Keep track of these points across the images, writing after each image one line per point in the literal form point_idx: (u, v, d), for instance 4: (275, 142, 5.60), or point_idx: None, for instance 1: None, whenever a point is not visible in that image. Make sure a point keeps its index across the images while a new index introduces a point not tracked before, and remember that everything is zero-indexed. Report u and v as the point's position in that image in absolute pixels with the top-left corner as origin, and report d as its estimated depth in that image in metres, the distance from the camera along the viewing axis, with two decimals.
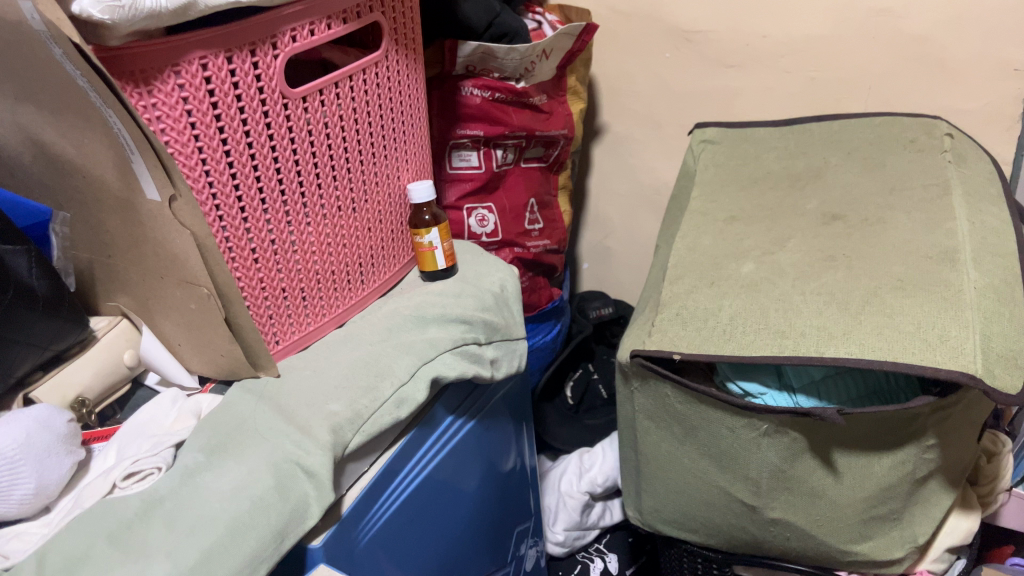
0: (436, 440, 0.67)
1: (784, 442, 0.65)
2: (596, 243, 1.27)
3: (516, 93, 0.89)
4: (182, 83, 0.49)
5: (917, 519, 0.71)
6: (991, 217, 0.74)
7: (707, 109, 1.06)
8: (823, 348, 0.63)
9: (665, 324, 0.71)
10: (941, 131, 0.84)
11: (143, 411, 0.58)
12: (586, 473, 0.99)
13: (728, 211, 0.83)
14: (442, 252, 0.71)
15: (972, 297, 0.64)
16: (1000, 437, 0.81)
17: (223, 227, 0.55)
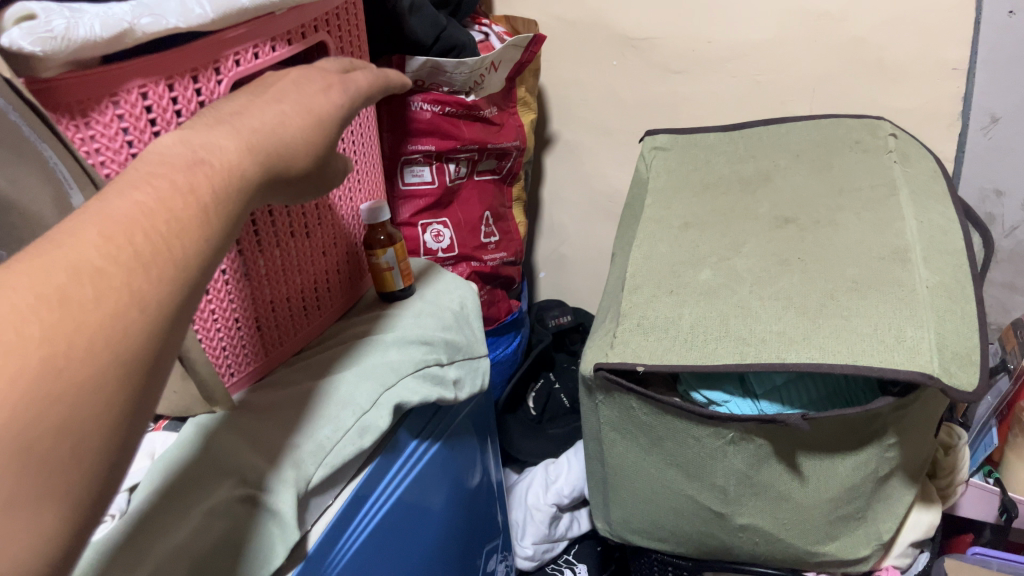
0: (401, 466, 0.66)
1: (750, 449, 0.65)
2: (551, 252, 1.27)
3: (466, 106, 0.88)
4: (121, 113, 0.47)
5: (881, 516, 0.72)
6: (938, 215, 0.75)
7: (656, 115, 1.07)
8: (784, 354, 0.63)
9: (627, 334, 0.71)
10: (884, 132, 0.86)
11: None
12: (552, 484, 0.99)
13: (682, 217, 0.83)
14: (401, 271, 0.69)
15: (924, 296, 0.65)
16: (956, 429, 0.83)
17: None
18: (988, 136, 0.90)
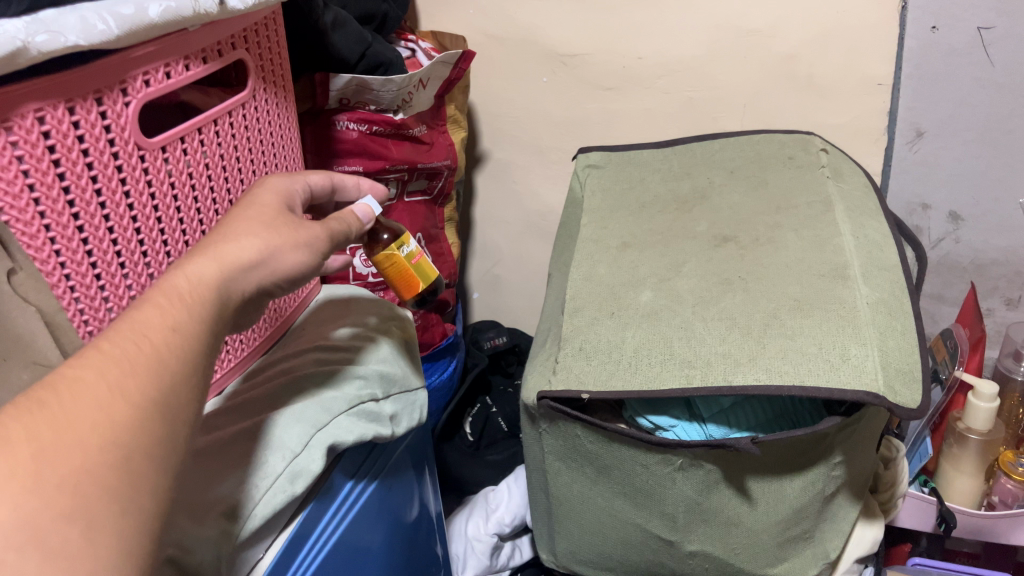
0: (336, 509, 0.62)
1: (699, 475, 0.63)
2: (485, 272, 1.25)
3: (394, 125, 0.85)
4: (15, 140, 0.42)
5: (828, 535, 0.71)
6: (872, 230, 0.75)
7: (589, 133, 1.06)
8: (731, 376, 0.62)
9: (569, 360, 0.69)
10: (815, 147, 0.86)
11: None
12: (492, 514, 0.96)
13: (620, 237, 0.81)
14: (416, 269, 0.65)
15: (866, 313, 0.64)
16: (895, 442, 0.83)
17: (76, 299, 0.48)
18: (914, 151, 0.91)
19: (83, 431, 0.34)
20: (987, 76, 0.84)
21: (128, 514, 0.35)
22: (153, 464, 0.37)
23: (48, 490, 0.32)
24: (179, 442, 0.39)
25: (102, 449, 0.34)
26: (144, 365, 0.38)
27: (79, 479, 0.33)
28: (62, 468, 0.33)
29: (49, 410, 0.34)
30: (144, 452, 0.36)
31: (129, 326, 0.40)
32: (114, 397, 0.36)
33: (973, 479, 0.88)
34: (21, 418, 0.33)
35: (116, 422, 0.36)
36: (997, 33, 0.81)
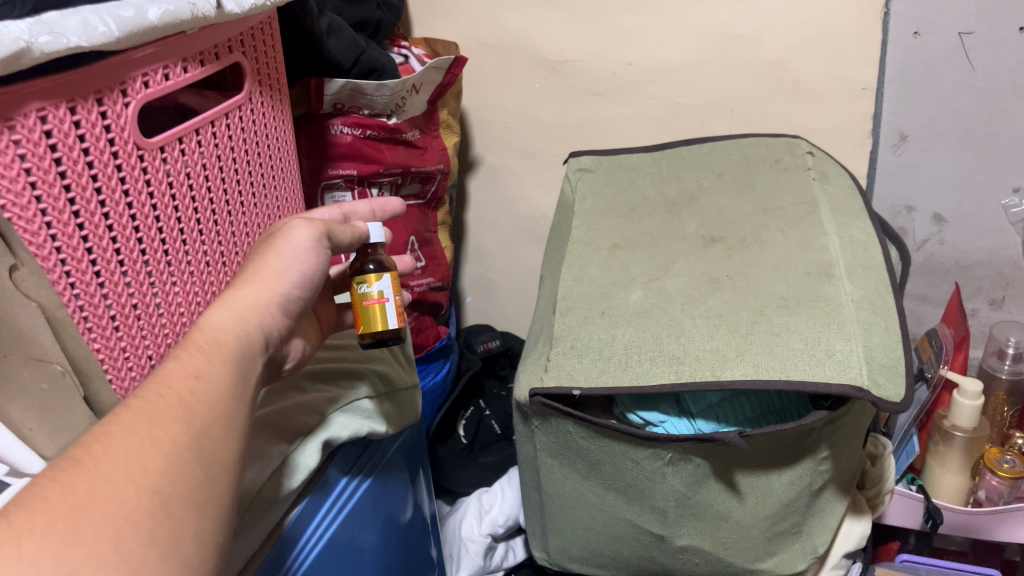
0: (332, 504, 0.64)
1: (688, 469, 0.65)
2: (477, 277, 1.26)
3: (388, 130, 0.86)
4: (18, 139, 0.43)
5: (816, 530, 0.72)
6: (857, 230, 0.77)
7: (579, 138, 1.07)
8: (719, 372, 0.63)
9: (561, 358, 0.70)
10: (802, 150, 0.88)
11: None
12: (486, 515, 0.97)
13: (611, 239, 0.83)
14: (394, 307, 0.59)
15: (851, 310, 0.66)
16: (880, 441, 0.85)
17: (76, 296, 0.49)
18: (898, 154, 0.93)
19: (120, 482, 0.36)
20: (967, 80, 0.86)
21: (172, 559, 0.36)
22: (191, 509, 0.38)
23: (90, 539, 0.33)
24: (212, 477, 0.40)
25: (139, 497, 0.36)
26: (171, 416, 0.40)
27: (121, 527, 0.35)
28: (102, 518, 0.34)
29: (85, 469, 0.36)
30: (180, 494, 0.38)
31: (155, 382, 0.42)
32: (146, 447, 0.38)
33: (959, 476, 0.90)
34: (59, 479, 0.35)
35: (148, 470, 0.37)
36: (978, 38, 0.83)
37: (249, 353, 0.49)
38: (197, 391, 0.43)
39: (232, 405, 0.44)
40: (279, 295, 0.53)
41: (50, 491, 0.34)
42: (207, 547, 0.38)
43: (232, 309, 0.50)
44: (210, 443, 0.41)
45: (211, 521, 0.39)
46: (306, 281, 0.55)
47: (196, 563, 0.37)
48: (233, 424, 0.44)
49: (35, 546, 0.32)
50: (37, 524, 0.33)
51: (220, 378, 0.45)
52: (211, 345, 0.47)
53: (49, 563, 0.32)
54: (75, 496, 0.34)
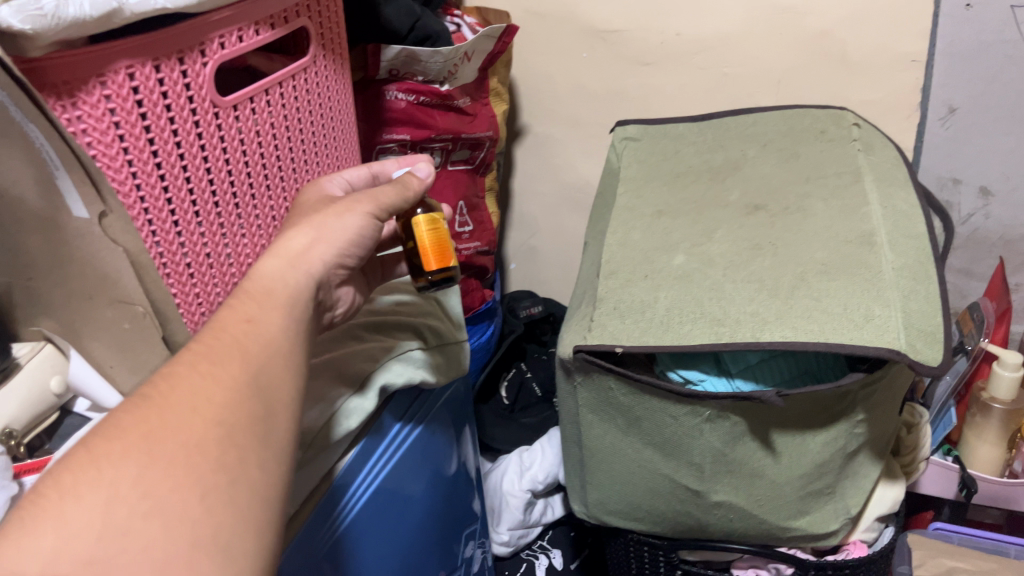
0: (387, 447, 0.68)
1: (726, 426, 0.67)
2: (521, 243, 1.29)
3: (441, 96, 0.89)
4: (108, 94, 0.46)
5: (849, 492, 0.73)
6: (900, 200, 0.78)
7: (625, 108, 1.09)
8: (759, 333, 0.65)
9: (604, 318, 0.72)
10: (848, 121, 0.89)
11: None
12: (526, 471, 1.01)
13: (655, 205, 0.85)
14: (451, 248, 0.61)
15: (890, 277, 0.67)
16: (918, 409, 0.86)
17: (157, 242, 0.53)
18: (945, 127, 0.93)
19: (186, 415, 0.39)
20: (1019, 52, 0.86)
21: (241, 484, 0.38)
22: (257, 441, 0.41)
23: (163, 464, 0.36)
24: (274, 412, 0.43)
25: (205, 427, 0.39)
26: (230, 356, 0.43)
27: (192, 454, 0.37)
28: (174, 445, 0.37)
29: (153, 403, 0.39)
30: (245, 427, 0.40)
31: (211, 329, 0.45)
32: (209, 384, 0.41)
33: (995, 447, 0.91)
34: (131, 412, 0.38)
35: (213, 405, 0.40)
36: None
37: (301, 297, 0.50)
38: (251, 333, 0.45)
39: (289, 344, 0.46)
40: (334, 251, 0.53)
41: (124, 422, 0.38)
42: (275, 476, 0.41)
43: (285, 256, 0.51)
44: (270, 380, 0.44)
45: (277, 452, 0.42)
46: (359, 243, 0.55)
47: (266, 490, 0.40)
48: (294, 364, 0.46)
49: (113, 472, 0.35)
50: (114, 451, 0.36)
51: (273, 321, 0.47)
52: (261, 292, 0.48)
53: (128, 485, 0.35)
54: (146, 426, 0.37)
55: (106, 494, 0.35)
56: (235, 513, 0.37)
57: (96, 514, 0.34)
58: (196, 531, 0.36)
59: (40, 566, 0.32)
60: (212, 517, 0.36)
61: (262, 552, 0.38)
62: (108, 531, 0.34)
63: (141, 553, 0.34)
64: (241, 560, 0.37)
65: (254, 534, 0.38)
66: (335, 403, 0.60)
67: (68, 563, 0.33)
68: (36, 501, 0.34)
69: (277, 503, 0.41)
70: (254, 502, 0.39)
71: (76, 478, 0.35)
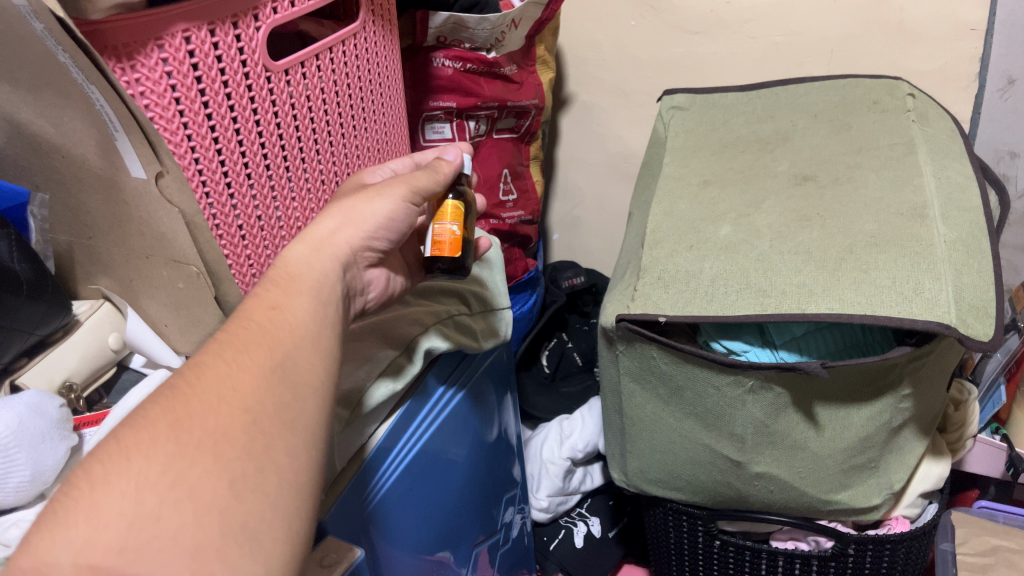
0: (430, 410, 0.70)
1: (769, 398, 0.67)
2: (566, 213, 1.29)
3: (487, 64, 0.89)
4: (165, 58, 0.47)
5: (893, 467, 0.73)
6: (955, 172, 0.76)
7: (673, 77, 1.07)
8: (804, 305, 0.64)
9: (648, 288, 0.72)
10: (903, 91, 0.86)
11: (26, 395, 0.52)
12: (566, 439, 1.01)
13: (702, 175, 0.84)
14: (433, 236, 0.58)
15: (942, 250, 0.66)
16: (966, 386, 0.85)
17: (210, 205, 0.54)
18: (1004, 98, 0.91)
19: (213, 402, 0.39)
20: None
21: (269, 473, 0.39)
22: (287, 425, 0.41)
23: (191, 451, 0.37)
24: (304, 399, 0.43)
25: (232, 416, 0.39)
26: (257, 344, 0.44)
27: (219, 441, 0.38)
28: (200, 432, 0.38)
29: (179, 394, 0.40)
30: (273, 414, 0.41)
31: (238, 317, 0.45)
32: (236, 371, 0.42)
33: None
34: (158, 404, 0.39)
35: (239, 393, 0.41)
36: None
37: (328, 281, 0.51)
38: (277, 320, 0.46)
39: (314, 330, 0.47)
40: (361, 236, 0.54)
41: (153, 413, 0.38)
42: (308, 452, 0.42)
43: (310, 241, 0.52)
44: (296, 364, 0.44)
45: (308, 433, 0.42)
46: (393, 225, 0.56)
47: (293, 475, 0.40)
48: (324, 345, 0.47)
49: (143, 460, 0.36)
50: (142, 440, 0.37)
51: (300, 306, 0.47)
52: (286, 278, 0.49)
53: (157, 473, 0.36)
54: (173, 415, 0.38)
55: (136, 481, 0.35)
56: (264, 499, 0.38)
57: (127, 504, 0.35)
58: (226, 518, 0.36)
59: (72, 556, 0.33)
60: (240, 503, 0.37)
61: (289, 538, 0.39)
62: (141, 515, 0.34)
63: (170, 543, 0.34)
64: (269, 549, 0.37)
65: (283, 520, 0.39)
66: (381, 363, 0.62)
67: (100, 552, 0.33)
68: (69, 495, 0.35)
69: (309, 482, 0.41)
70: (288, 489, 0.39)
71: (107, 468, 0.35)
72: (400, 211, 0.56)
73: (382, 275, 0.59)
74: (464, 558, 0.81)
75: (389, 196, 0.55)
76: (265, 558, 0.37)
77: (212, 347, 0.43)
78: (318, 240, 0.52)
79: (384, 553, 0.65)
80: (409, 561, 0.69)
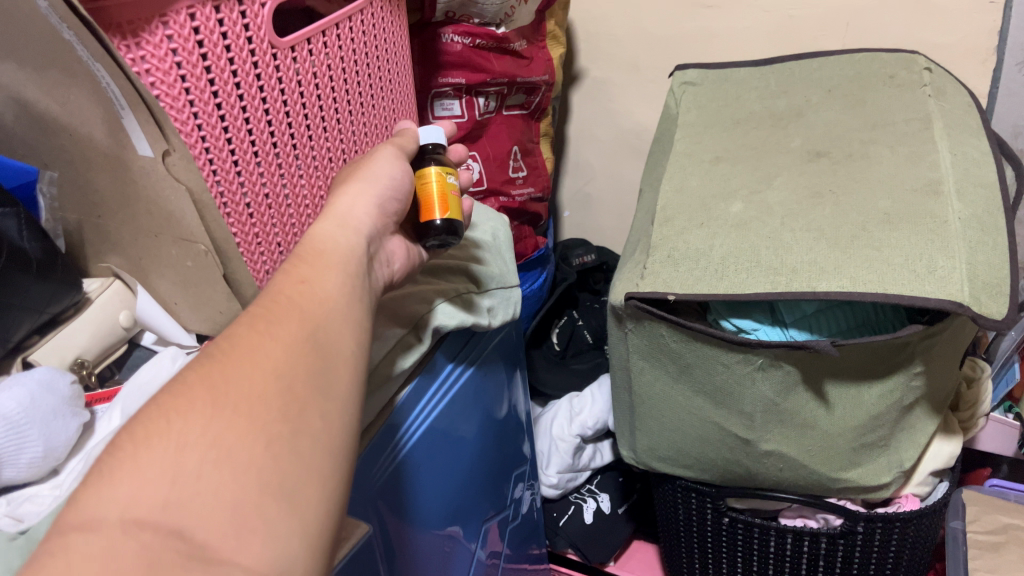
0: (439, 387, 0.70)
1: (778, 376, 0.66)
2: (576, 190, 1.28)
3: (497, 39, 0.89)
4: (170, 34, 0.47)
5: (903, 446, 0.72)
6: (972, 148, 0.75)
7: (686, 52, 1.06)
8: (815, 283, 0.64)
9: (657, 266, 0.72)
10: (919, 65, 0.85)
11: (37, 372, 0.53)
12: (576, 416, 1.02)
13: (713, 151, 0.83)
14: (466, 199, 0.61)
15: (957, 227, 0.65)
16: (979, 364, 0.85)
17: (218, 183, 0.54)
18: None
19: (248, 369, 0.39)
20: None
21: (303, 436, 0.39)
22: (319, 393, 0.41)
23: (229, 412, 0.37)
24: (334, 369, 0.43)
25: (268, 381, 0.39)
26: (288, 317, 0.43)
27: (254, 404, 0.38)
28: (236, 395, 0.38)
29: (215, 361, 0.40)
30: (304, 379, 0.41)
31: (268, 294, 0.45)
32: (268, 340, 0.41)
33: None
34: (195, 370, 0.39)
35: (273, 359, 0.41)
36: None
37: (353, 255, 0.50)
38: (307, 294, 0.45)
39: (343, 306, 0.46)
40: (374, 204, 0.54)
41: (189, 380, 0.39)
42: (339, 419, 0.41)
43: (334, 219, 0.52)
44: (329, 336, 0.44)
45: (339, 402, 0.42)
46: (400, 187, 0.56)
47: (327, 439, 0.40)
48: (352, 318, 0.47)
49: (183, 422, 0.36)
50: (182, 403, 0.37)
51: (330, 281, 0.47)
52: (313, 254, 0.48)
53: (197, 433, 0.36)
54: (211, 380, 0.38)
55: (176, 442, 0.35)
56: (298, 460, 0.38)
57: (168, 462, 0.35)
58: (265, 477, 0.36)
59: (119, 511, 0.33)
60: (277, 464, 0.37)
61: (326, 501, 0.38)
62: (182, 474, 0.34)
63: (212, 498, 0.34)
64: (305, 507, 0.37)
65: (318, 482, 0.38)
66: (388, 341, 0.62)
67: (145, 507, 0.33)
68: (113, 454, 0.35)
69: (342, 449, 0.41)
70: (322, 454, 0.39)
71: (147, 430, 0.36)
72: (403, 172, 0.56)
73: (402, 244, 0.58)
74: (474, 534, 0.82)
75: (390, 167, 0.56)
76: (302, 517, 0.37)
77: (248, 316, 0.43)
78: (341, 218, 0.52)
79: (399, 528, 0.66)
80: (421, 536, 0.70)
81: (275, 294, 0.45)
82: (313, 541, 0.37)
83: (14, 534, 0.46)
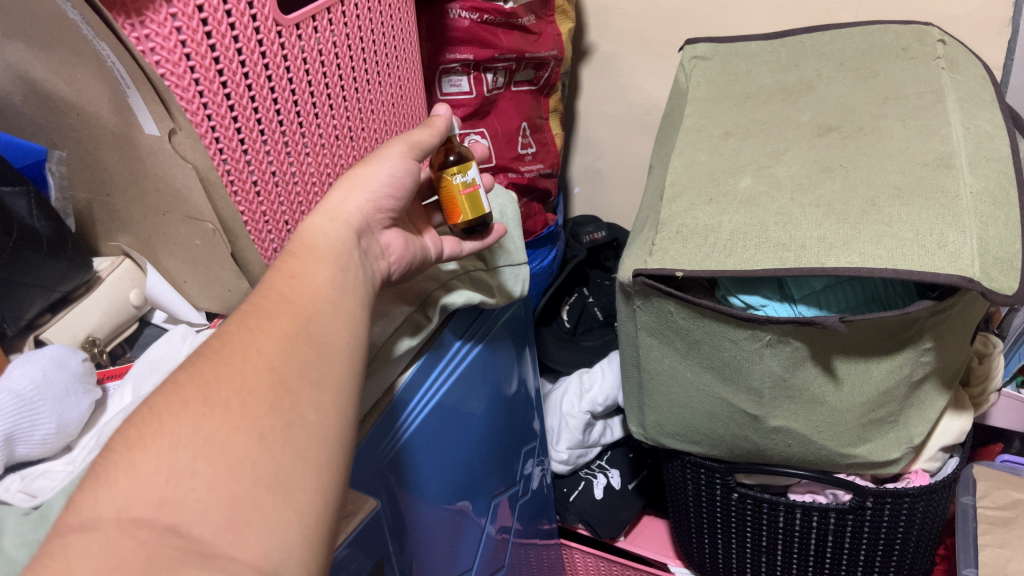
0: (447, 365, 0.70)
1: (786, 351, 0.66)
2: (587, 166, 1.28)
3: (504, 14, 0.88)
4: (174, 12, 0.46)
5: (913, 421, 0.72)
6: (984, 122, 0.74)
7: (696, 25, 1.05)
8: (824, 259, 0.64)
9: (666, 243, 0.72)
10: (933, 37, 0.83)
11: (52, 350, 0.54)
12: (586, 393, 1.02)
13: (723, 127, 0.83)
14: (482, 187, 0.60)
15: (969, 202, 0.64)
16: (992, 339, 0.85)
17: (223, 160, 0.53)
18: None
19: (240, 364, 0.40)
20: None
21: (297, 426, 0.39)
22: (311, 383, 0.41)
23: (221, 410, 0.38)
24: (330, 360, 0.43)
25: (261, 376, 0.40)
26: (279, 311, 0.44)
27: (246, 399, 0.38)
28: (228, 391, 0.38)
29: (207, 357, 0.40)
30: (299, 374, 0.41)
31: (260, 288, 0.45)
32: (260, 340, 0.42)
33: None
34: (187, 369, 0.40)
35: (264, 354, 0.41)
36: None
37: (344, 247, 0.50)
38: (298, 288, 0.46)
39: (335, 299, 0.46)
40: (367, 200, 0.54)
41: (181, 378, 0.39)
42: (334, 407, 0.42)
43: (324, 211, 0.52)
44: (323, 329, 0.44)
45: (334, 391, 0.42)
46: (400, 185, 0.56)
47: (322, 430, 0.40)
48: (345, 308, 0.47)
49: (174, 423, 0.36)
50: (172, 403, 0.37)
51: (320, 272, 0.47)
52: (303, 248, 0.49)
53: (188, 432, 0.36)
54: (204, 377, 0.39)
55: (170, 442, 0.36)
56: (292, 453, 0.38)
57: (162, 461, 0.35)
58: (258, 470, 0.36)
59: (116, 510, 0.33)
60: (271, 457, 0.37)
61: (323, 490, 0.39)
62: (176, 472, 0.35)
63: (206, 495, 0.35)
64: (301, 495, 0.37)
65: (312, 473, 0.39)
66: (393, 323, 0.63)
67: (141, 505, 0.34)
68: (108, 457, 0.35)
69: (338, 437, 0.41)
70: (318, 444, 0.40)
71: (141, 430, 0.36)
72: (406, 171, 0.56)
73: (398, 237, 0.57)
74: (483, 510, 0.83)
75: (391, 164, 0.55)
76: (299, 507, 0.37)
77: (251, 309, 0.44)
78: (341, 213, 0.52)
79: (408, 505, 0.67)
80: (433, 511, 0.71)
81: (281, 289, 0.45)
82: (309, 529, 0.37)
83: (28, 509, 0.47)
